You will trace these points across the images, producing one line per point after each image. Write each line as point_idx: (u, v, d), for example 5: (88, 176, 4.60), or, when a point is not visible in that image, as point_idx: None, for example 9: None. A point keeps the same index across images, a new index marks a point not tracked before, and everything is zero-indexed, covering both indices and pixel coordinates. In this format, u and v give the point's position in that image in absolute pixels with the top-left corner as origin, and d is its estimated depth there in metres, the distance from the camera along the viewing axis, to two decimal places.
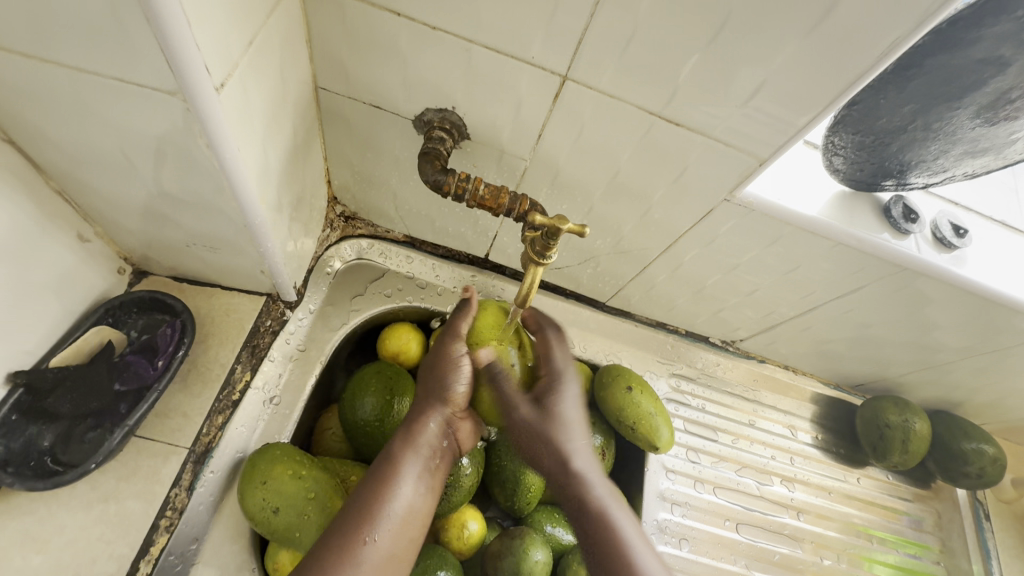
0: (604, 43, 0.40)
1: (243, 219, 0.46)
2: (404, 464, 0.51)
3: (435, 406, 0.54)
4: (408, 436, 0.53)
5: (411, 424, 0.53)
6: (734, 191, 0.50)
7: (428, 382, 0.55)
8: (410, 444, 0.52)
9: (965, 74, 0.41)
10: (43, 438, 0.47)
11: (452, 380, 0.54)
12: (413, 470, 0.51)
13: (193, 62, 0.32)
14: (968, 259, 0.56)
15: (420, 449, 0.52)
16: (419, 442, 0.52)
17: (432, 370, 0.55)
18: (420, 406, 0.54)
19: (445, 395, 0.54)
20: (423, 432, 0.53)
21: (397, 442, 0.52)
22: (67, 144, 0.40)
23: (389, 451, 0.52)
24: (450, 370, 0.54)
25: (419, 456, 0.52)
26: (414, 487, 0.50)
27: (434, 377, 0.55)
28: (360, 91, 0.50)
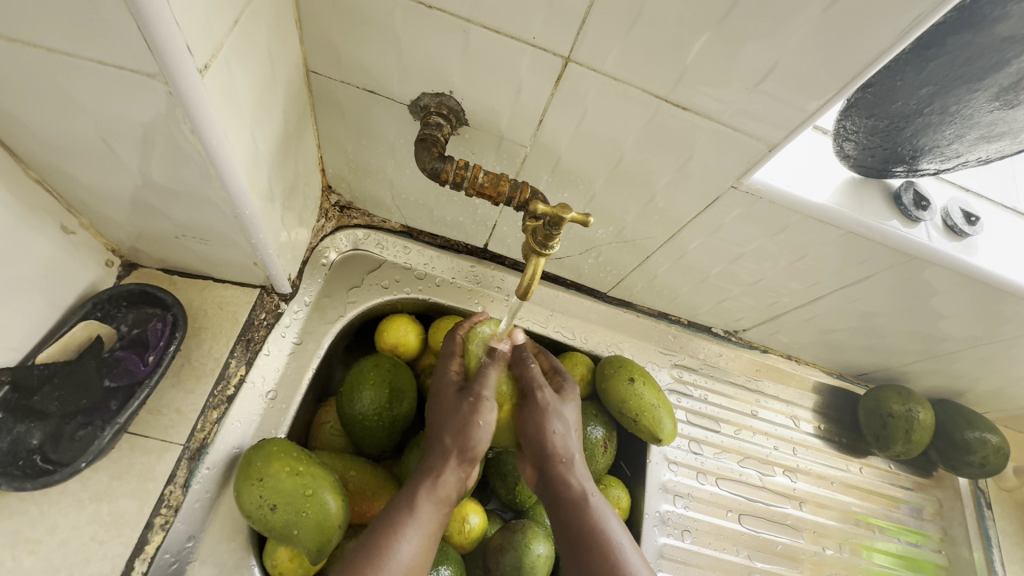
0: (610, 23, 0.39)
1: (233, 210, 0.44)
2: (420, 514, 0.50)
3: (459, 461, 0.53)
4: (428, 485, 0.51)
5: (431, 473, 0.52)
6: (741, 178, 0.48)
7: (450, 432, 0.53)
8: (429, 495, 0.51)
9: (987, 54, 0.39)
10: (32, 437, 0.45)
11: (476, 431, 0.53)
12: (428, 522, 0.50)
13: (173, 43, 0.30)
14: (979, 247, 0.55)
15: (439, 501, 0.51)
16: (439, 493, 0.52)
17: (456, 424, 0.53)
18: (439, 455, 0.53)
19: (467, 450, 0.53)
20: (442, 483, 0.52)
21: (415, 491, 0.51)
22: (46, 132, 0.38)
23: (407, 499, 0.51)
24: (472, 429, 0.53)
25: (436, 509, 0.51)
26: (428, 539, 0.50)
27: (460, 429, 0.53)
28: (353, 75, 0.48)
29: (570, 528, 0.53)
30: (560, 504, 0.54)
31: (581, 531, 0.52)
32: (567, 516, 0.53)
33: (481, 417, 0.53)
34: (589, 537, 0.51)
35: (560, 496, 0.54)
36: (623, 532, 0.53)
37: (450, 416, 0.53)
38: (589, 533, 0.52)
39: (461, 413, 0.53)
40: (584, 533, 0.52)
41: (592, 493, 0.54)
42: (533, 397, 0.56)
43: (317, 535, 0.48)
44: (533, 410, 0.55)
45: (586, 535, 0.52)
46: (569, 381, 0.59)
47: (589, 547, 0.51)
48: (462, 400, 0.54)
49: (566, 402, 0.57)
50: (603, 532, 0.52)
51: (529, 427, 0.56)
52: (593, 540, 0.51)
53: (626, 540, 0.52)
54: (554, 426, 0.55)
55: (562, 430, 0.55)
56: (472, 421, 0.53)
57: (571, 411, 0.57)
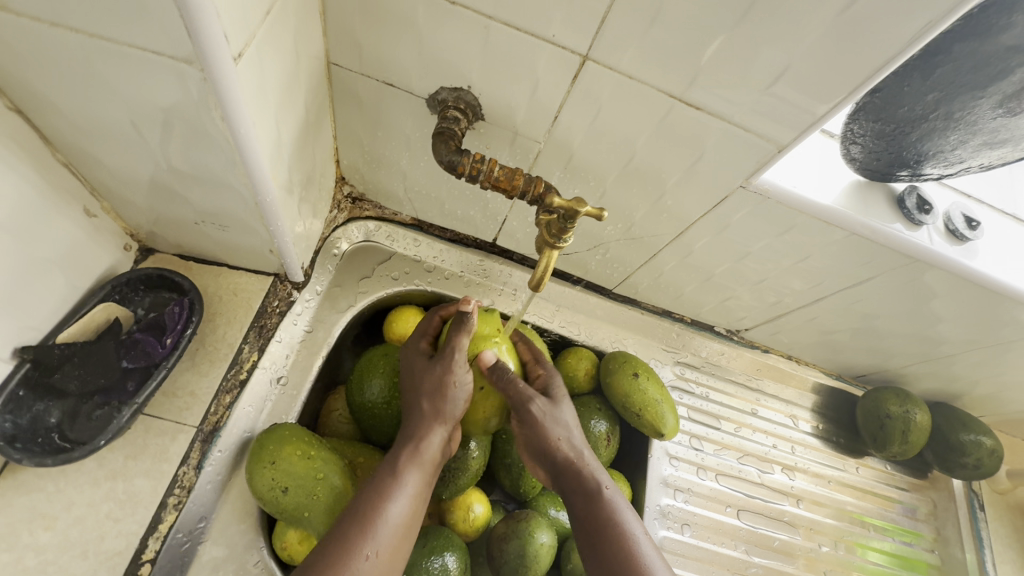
0: (628, 23, 0.40)
1: (254, 197, 0.45)
2: (405, 477, 0.50)
3: (438, 422, 0.53)
4: (411, 450, 0.52)
5: (413, 438, 0.52)
6: (750, 178, 0.50)
7: (427, 392, 0.53)
8: (412, 458, 0.51)
9: (992, 62, 0.41)
10: (50, 415, 0.46)
11: (450, 398, 0.53)
12: (414, 484, 0.50)
13: (211, 31, 0.31)
14: (979, 251, 0.56)
15: (423, 464, 0.51)
16: (422, 455, 0.52)
17: (431, 388, 0.53)
18: (420, 420, 0.53)
19: (445, 412, 0.53)
20: (425, 445, 0.52)
21: (396, 456, 0.51)
22: (77, 115, 0.39)
23: (392, 464, 0.51)
24: (448, 390, 0.53)
25: (422, 471, 0.51)
26: (416, 500, 0.50)
27: (435, 391, 0.53)
28: (374, 68, 0.49)
29: (588, 527, 0.53)
30: (578, 501, 0.54)
31: (600, 529, 0.52)
32: (585, 514, 0.53)
33: (454, 375, 0.53)
34: (607, 533, 0.51)
35: (578, 495, 0.54)
36: (642, 528, 0.53)
37: (425, 380, 0.54)
38: (608, 528, 0.52)
39: (434, 376, 0.54)
40: (603, 529, 0.52)
41: (608, 487, 0.54)
42: (526, 410, 0.53)
43: (328, 517, 0.49)
44: (530, 423, 0.54)
45: (605, 530, 0.51)
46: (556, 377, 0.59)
47: (604, 538, 0.51)
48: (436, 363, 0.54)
49: (557, 404, 0.56)
50: (621, 525, 0.52)
51: (534, 438, 0.55)
52: (611, 535, 0.51)
53: (642, 532, 0.52)
54: (556, 430, 0.55)
55: (565, 431, 0.55)
56: (448, 382, 0.53)
57: (566, 410, 0.57)
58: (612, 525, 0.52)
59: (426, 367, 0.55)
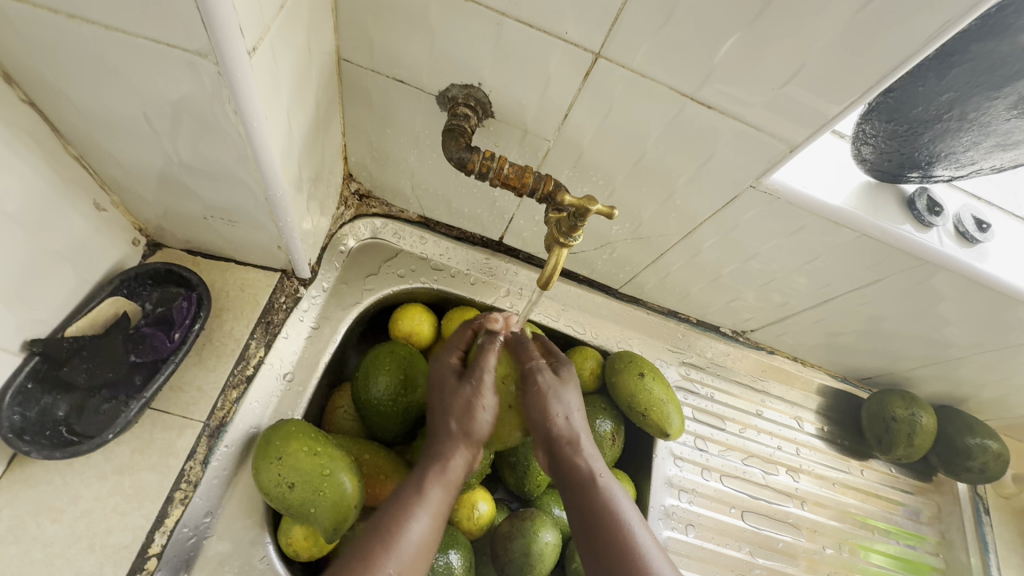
0: (642, 21, 0.40)
1: (265, 192, 0.45)
2: (429, 495, 0.50)
3: (464, 444, 0.53)
4: (435, 469, 0.52)
5: (439, 458, 0.53)
6: (760, 179, 0.49)
7: (454, 411, 0.54)
8: (437, 478, 0.51)
9: (1008, 63, 0.40)
10: (58, 408, 0.47)
11: (478, 417, 0.54)
12: (437, 503, 0.50)
13: (228, 24, 0.31)
14: (989, 254, 0.56)
15: (448, 483, 0.52)
16: (447, 476, 0.52)
17: (460, 408, 0.54)
18: (447, 439, 0.53)
19: (471, 434, 0.54)
20: (450, 467, 0.52)
21: (422, 474, 0.51)
22: (90, 108, 0.39)
23: (416, 481, 0.51)
24: (476, 413, 0.54)
25: (446, 492, 0.51)
26: (438, 520, 0.50)
27: (463, 412, 0.54)
28: (384, 65, 0.49)
29: (582, 515, 0.53)
30: (573, 490, 0.54)
31: (594, 520, 0.52)
32: (579, 503, 0.53)
33: (484, 397, 0.54)
34: (602, 524, 0.51)
35: (571, 483, 0.54)
36: (637, 514, 0.53)
37: (454, 401, 0.54)
38: (604, 520, 0.51)
39: (463, 398, 0.54)
40: (597, 520, 0.52)
41: (601, 474, 0.55)
42: (532, 379, 0.55)
43: (334, 514, 0.49)
44: (535, 395, 0.55)
45: (599, 521, 0.51)
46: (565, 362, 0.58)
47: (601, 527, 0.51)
48: (463, 385, 0.55)
49: (563, 384, 0.56)
50: (616, 515, 0.52)
51: (533, 410, 0.55)
52: (605, 525, 0.51)
53: (639, 522, 0.52)
54: (557, 407, 0.55)
55: (565, 411, 0.55)
56: (476, 406, 0.54)
57: (570, 392, 0.56)
58: (607, 514, 0.52)
59: (450, 392, 0.55)
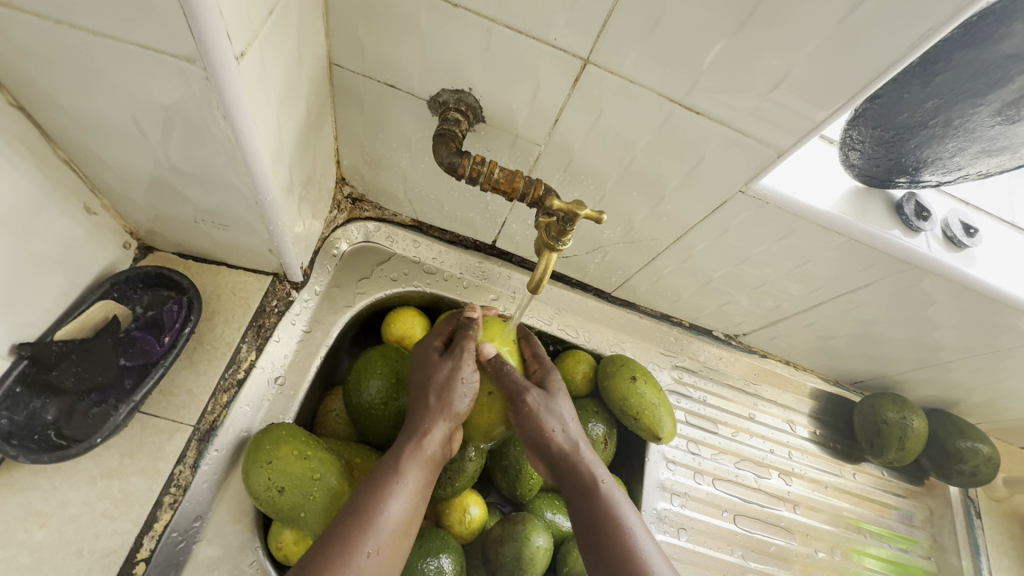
0: (630, 28, 0.40)
1: (255, 196, 0.45)
2: (407, 474, 0.50)
3: (441, 418, 0.53)
4: (412, 446, 0.52)
5: (416, 433, 0.52)
6: (749, 183, 0.50)
7: (432, 386, 0.54)
8: (413, 455, 0.51)
9: (992, 70, 0.41)
10: (47, 412, 0.46)
11: (455, 394, 0.54)
12: (415, 482, 0.50)
13: (215, 30, 0.31)
14: (977, 259, 0.56)
15: (424, 460, 0.52)
16: (423, 452, 0.52)
17: (439, 382, 0.54)
18: (423, 413, 0.53)
19: (448, 408, 0.54)
20: (427, 442, 0.52)
21: (399, 452, 0.51)
22: (79, 113, 0.40)
23: (393, 460, 0.51)
24: (455, 387, 0.54)
25: (422, 468, 0.51)
26: (415, 500, 0.50)
27: (442, 386, 0.54)
28: (375, 70, 0.49)
29: (586, 521, 0.53)
30: (576, 496, 0.55)
31: (597, 523, 0.52)
32: (584, 508, 0.54)
33: (463, 372, 0.55)
34: (606, 528, 0.52)
35: (575, 489, 0.55)
36: (638, 519, 0.53)
37: (434, 375, 0.55)
38: (606, 523, 0.52)
39: (444, 373, 0.55)
40: (600, 523, 0.52)
41: (604, 480, 0.55)
42: (521, 403, 0.56)
43: (324, 518, 0.49)
44: (524, 414, 0.56)
45: (602, 524, 0.52)
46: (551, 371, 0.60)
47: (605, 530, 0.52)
48: (444, 363, 0.55)
49: (553, 398, 0.58)
50: (617, 519, 0.52)
51: (528, 430, 0.56)
52: (609, 528, 0.52)
53: (640, 527, 0.52)
54: (550, 422, 0.57)
55: (559, 423, 0.57)
56: (455, 380, 0.54)
57: (561, 403, 0.58)
58: (609, 518, 0.52)
59: (427, 369, 0.56)
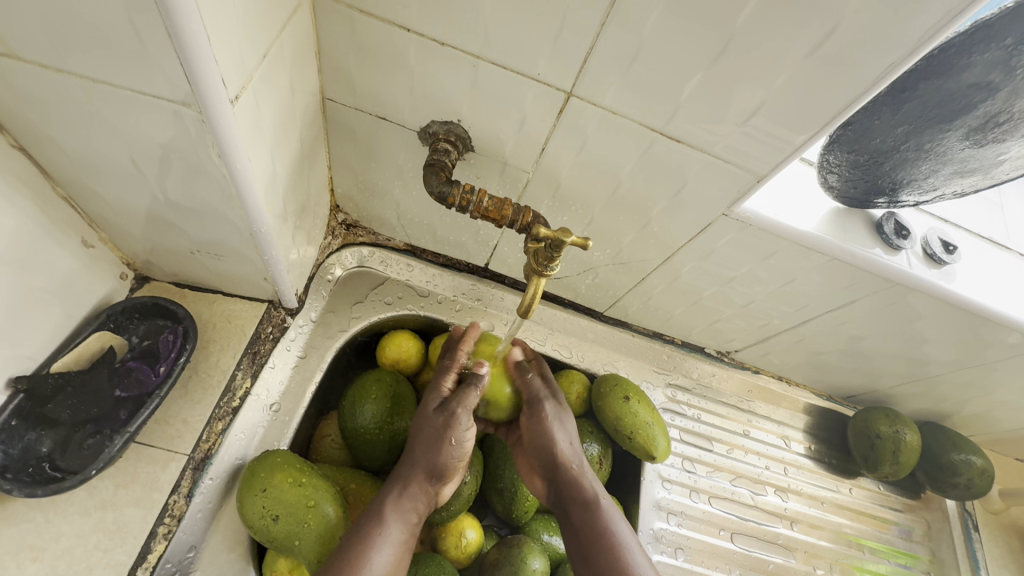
0: (609, 62, 0.42)
1: (249, 227, 0.46)
2: (390, 525, 0.50)
3: (427, 471, 0.53)
4: (395, 496, 0.52)
5: (401, 484, 0.53)
6: (731, 207, 0.51)
7: (425, 441, 0.54)
8: (397, 506, 0.52)
9: (957, 98, 0.43)
10: (42, 444, 0.46)
11: (449, 448, 0.54)
12: (398, 533, 0.50)
13: (210, 77, 0.32)
14: (957, 275, 0.58)
15: (407, 512, 0.52)
16: (405, 505, 0.52)
17: (431, 437, 0.54)
18: (411, 466, 0.54)
19: (438, 463, 0.54)
20: (410, 494, 0.53)
21: (385, 503, 0.51)
22: (78, 153, 0.41)
23: (378, 510, 0.51)
24: (445, 443, 0.54)
25: (405, 519, 0.52)
26: (400, 551, 0.50)
27: (433, 440, 0.54)
28: (367, 103, 0.51)
29: (583, 537, 0.55)
30: (575, 508, 0.57)
31: (592, 536, 0.54)
32: (581, 523, 0.56)
33: (457, 428, 0.54)
34: (602, 544, 0.54)
35: (574, 501, 0.57)
36: (631, 534, 0.55)
37: (425, 429, 0.55)
38: (602, 536, 0.54)
39: (436, 427, 0.55)
40: (597, 538, 0.54)
41: (603, 496, 0.57)
42: (537, 408, 0.58)
43: (319, 545, 0.49)
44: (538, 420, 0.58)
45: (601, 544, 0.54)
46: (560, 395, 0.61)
47: (602, 549, 0.53)
48: (440, 416, 0.55)
49: (565, 411, 0.60)
50: (613, 536, 0.54)
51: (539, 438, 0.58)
52: (605, 543, 0.53)
53: (635, 545, 0.54)
54: (561, 434, 0.58)
55: (568, 439, 0.58)
56: (446, 434, 0.54)
57: (570, 419, 0.60)
58: (604, 532, 0.54)
59: (422, 428, 0.55)
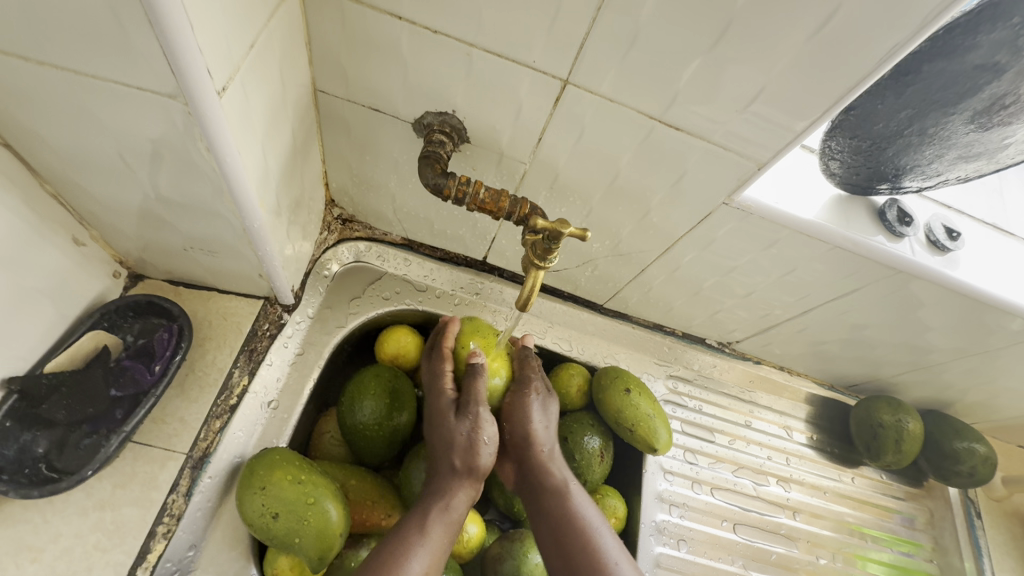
0: (606, 49, 0.41)
1: (242, 223, 0.45)
2: (429, 535, 0.50)
3: (466, 479, 0.55)
4: (437, 509, 0.53)
5: (443, 496, 0.53)
6: (732, 196, 0.50)
7: (455, 447, 0.55)
8: (439, 517, 0.52)
9: (961, 80, 0.42)
10: (38, 445, 0.46)
11: (482, 452, 0.56)
12: (437, 542, 0.51)
13: (195, 67, 0.31)
14: (961, 262, 0.57)
15: (449, 522, 0.52)
16: (447, 518, 0.52)
17: (460, 444, 0.56)
18: (448, 477, 0.55)
19: (474, 469, 0.56)
20: (452, 505, 0.53)
21: (425, 513, 0.52)
22: (65, 149, 0.40)
23: (416, 520, 0.52)
24: (478, 449, 0.56)
25: (447, 529, 0.52)
26: (437, 561, 0.50)
27: (466, 446, 0.56)
28: (360, 94, 0.50)
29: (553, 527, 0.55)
30: (542, 499, 0.57)
31: (562, 524, 0.55)
32: (548, 513, 0.56)
33: (483, 433, 0.56)
34: (573, 531, 0.54)
35: (540, 492, 0.57)
36: (602, 521, 0.56)
37: (452, 436, 0.56)
38: (573, 525, 0.54)
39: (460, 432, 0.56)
40: (568, 528, 0.54)
41: (570, 483, 0.58)
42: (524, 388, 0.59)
43: (319, 543, 0.48)
44: (518, 402, 0.59)
45: (570, 532, 0.54)
46: (535, 377, 0.61)
47: (574, 539, 0.53)
48: (462, 419, 0.56)
49: (549, 399, 0.60)
50: (586, 525, 0.54)
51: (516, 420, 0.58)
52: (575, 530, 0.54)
53: (606, 530, 0.55)
54: (539, 415, 0.59)
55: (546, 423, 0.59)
56: (477, 441, 0.56)
57: (554, 405, 0.60)
58: (576, 521, 0.54)
59: (446, 436, 0.56)
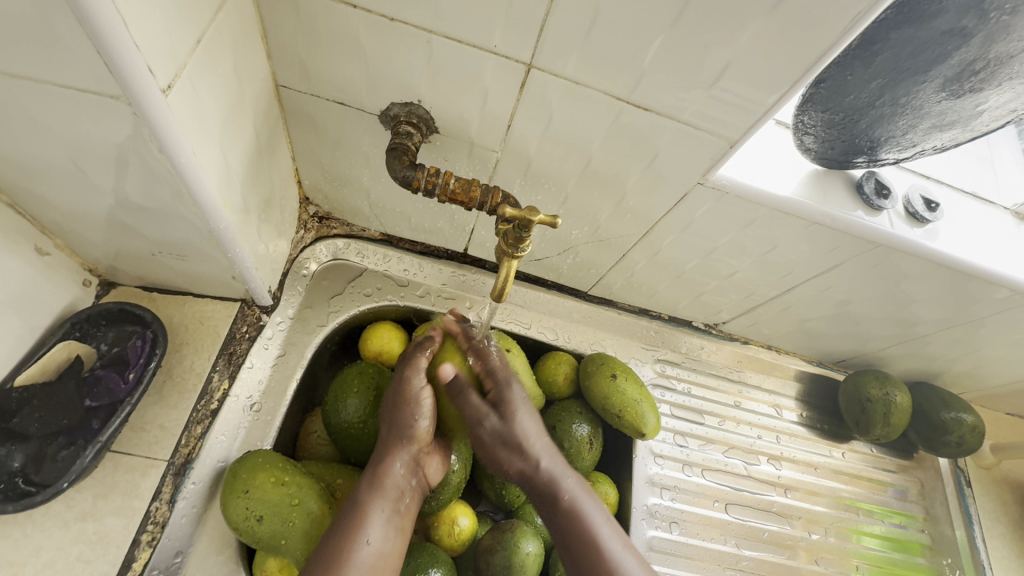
0: (568, 30, 0.40)
1: (207, 225, 0.44)
2: (371, 511, 0.49)
3: (401, 446, 0.52)
4: (373, 481, 0.51)
5: (376, 466, 0.52)
6: (707, 175, 0.50)
7: (392, 417, 0.54)
8: (377, 489, 0.50)
9: (930, 47, 0.41)
10: (13, 460, 0.45)
11: (413, 415, 0.53)
12: (379, 519, 0.49)
13: (135, 65, 0.31)
14: (941, 232, 0.56)
15: (386, 491, 0.51)
16: (386, 485, 0.51)
17: (391, 412, 0.53)
18: (383, 446, 0.53)
19: (406, 434, 0.53)
20: (388, 474, 0.51)
21: (362, 488, 0.51)
22: (18, 157, 0.39)
23: (353, 498, 0.50)
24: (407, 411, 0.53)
25: (386, 500, 0.50)
26: (386, 533, 0.49)
27: (395, 414, 0.53)
28: (323, 88, 0.48)
29: (565, 537, 0.54)
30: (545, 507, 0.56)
31: (568, 532, 0.54)
32: (556, 524, 0.54)
33: (412, 392, 0.53)
34: (581, 547, 0.53)
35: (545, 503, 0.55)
36: (605, 517, 0.55)
37: (388, 403, 0.54)
38: (577, 535, 0.53)
39: (395, 400, 0.54)
40: (572, 535, 0.53)
41: (569, 489, 0.55)
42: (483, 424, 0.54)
43: (306, 542, 0.48)
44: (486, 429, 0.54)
45: (578, 540, 0.53)
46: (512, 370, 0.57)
47: (579, 547, 0.53)
48: (396, 386, 0.54)
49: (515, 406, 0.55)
50: (588, 530, 0.53)
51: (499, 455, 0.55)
52: (584, 545, 0.53)
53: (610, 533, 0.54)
54: (512, 448, 0.55)
55: (525, 437, 0.55)
56: (404, 403, 0.53)
57: (528, 408, 0.56)
58: (584, 535, 0.53)
59: (388, 401, 0.55)
